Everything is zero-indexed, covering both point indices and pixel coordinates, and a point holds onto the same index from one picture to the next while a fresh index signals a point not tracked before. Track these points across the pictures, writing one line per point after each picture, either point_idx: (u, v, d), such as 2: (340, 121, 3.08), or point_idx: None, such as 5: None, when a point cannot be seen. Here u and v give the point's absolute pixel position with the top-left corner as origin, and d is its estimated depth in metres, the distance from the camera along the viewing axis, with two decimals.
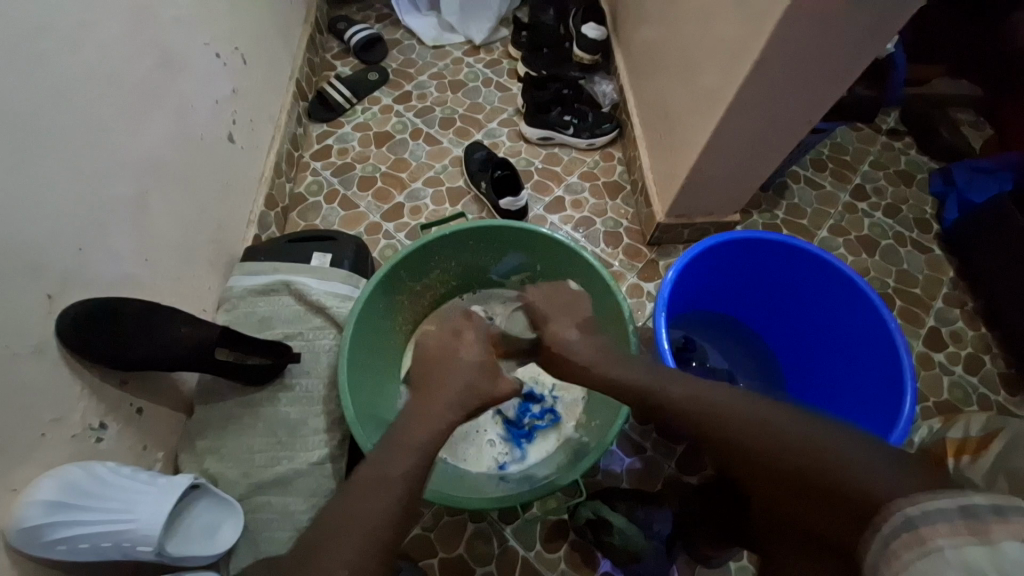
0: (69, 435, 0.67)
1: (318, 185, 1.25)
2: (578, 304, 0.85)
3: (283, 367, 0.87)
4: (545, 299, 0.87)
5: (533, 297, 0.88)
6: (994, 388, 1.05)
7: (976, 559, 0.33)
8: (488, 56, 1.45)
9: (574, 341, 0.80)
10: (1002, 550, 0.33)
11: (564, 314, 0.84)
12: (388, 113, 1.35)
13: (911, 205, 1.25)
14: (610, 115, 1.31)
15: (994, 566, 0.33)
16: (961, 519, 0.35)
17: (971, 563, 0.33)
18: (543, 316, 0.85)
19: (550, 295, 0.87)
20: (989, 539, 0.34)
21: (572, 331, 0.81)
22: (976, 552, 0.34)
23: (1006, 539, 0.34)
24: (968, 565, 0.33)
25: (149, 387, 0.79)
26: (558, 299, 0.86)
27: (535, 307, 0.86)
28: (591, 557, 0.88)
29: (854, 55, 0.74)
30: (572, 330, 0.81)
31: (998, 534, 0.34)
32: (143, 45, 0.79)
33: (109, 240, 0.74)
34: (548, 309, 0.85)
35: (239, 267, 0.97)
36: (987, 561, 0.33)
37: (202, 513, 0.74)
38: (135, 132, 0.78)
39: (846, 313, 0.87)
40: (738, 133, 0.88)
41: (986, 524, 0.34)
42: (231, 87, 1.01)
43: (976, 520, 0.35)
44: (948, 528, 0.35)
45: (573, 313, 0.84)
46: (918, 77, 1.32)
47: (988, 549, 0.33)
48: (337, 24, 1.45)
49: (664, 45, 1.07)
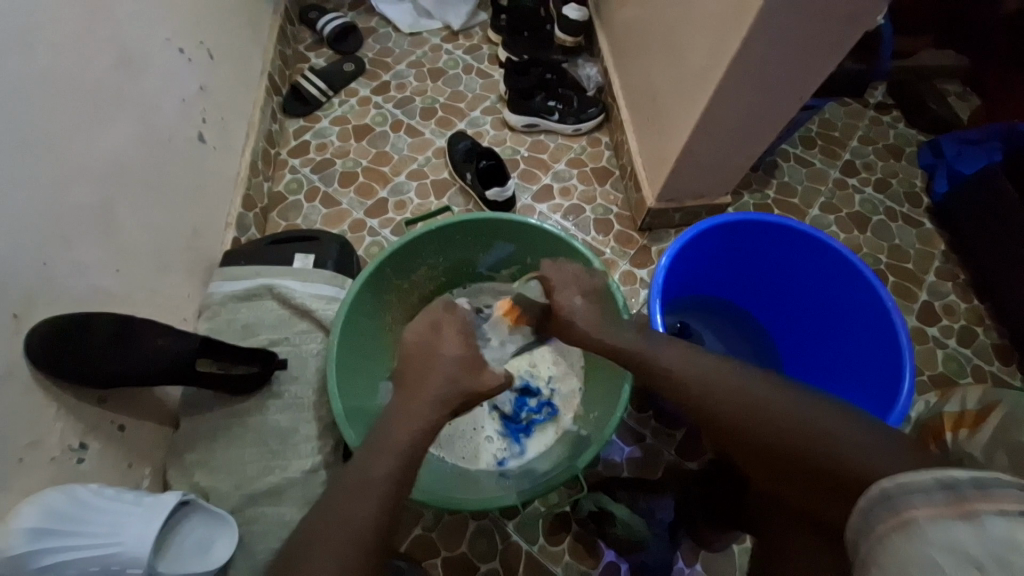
0: (47, 458, 0.64)
1: (298, 183, 1.21)
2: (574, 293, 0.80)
3: (271, 375, 0.85)
4: (558, 268, 0.78)
5: (548, 266, 0.79)
6: (988, 359, 1.06)
7: (960, 539, 0.32)
8: (467, 42, 1.41)
9: (581, 307, 0.74)
10: (986, 528, 0.32)
11: (573, 282, 0.77)
12: (366, 105, 1.31)
13: (900, 178, 1.24)
14: (595, 99, 1.28)
15: (984, 550, 0.31)
16: (942, 497, 0.34)
17: (956, 544, 0.32)
18: (554, 285, 0.78)
19: (563, 264, 0.78)
20: (971, 515, 0.32)
21: (581, 301, 0.74)
22: (959, 530, 0.32)
23: (989, 515, 0.32)
24: (953, 548, 0.32)
25: (130, 402, 0.77)
26: (573, 269, 0.78)
27: (546, 276, 0.79)
28: (594, 549, 0.87)
29: (845, 27, 0.72)
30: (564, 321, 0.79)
31: (982, 510, 0.32)
32: (100, 41, 0.75)
33: (76, 251, 0.70)
34: (560, 278, 0.77)
35: (218, 272, 0.94)
36: (972, 540, 0.32)
37: (195, 528, 0.72)
38: (97, 136, 0.74)
39: (842, 292, 0.86)
40: (727, 113, 0.86)
41: (969, 500, 0.33)
42: (198, 85, 0.96)
43: (957, 495, 0.33)
44: (928, 507, 0.34)
45: (590, 283, 0.78)
46: (904, 50, 1.30)
47: (974, 528, 0.32)
48: (309, 14, 1.39)
49: (648, 24, 1.04)
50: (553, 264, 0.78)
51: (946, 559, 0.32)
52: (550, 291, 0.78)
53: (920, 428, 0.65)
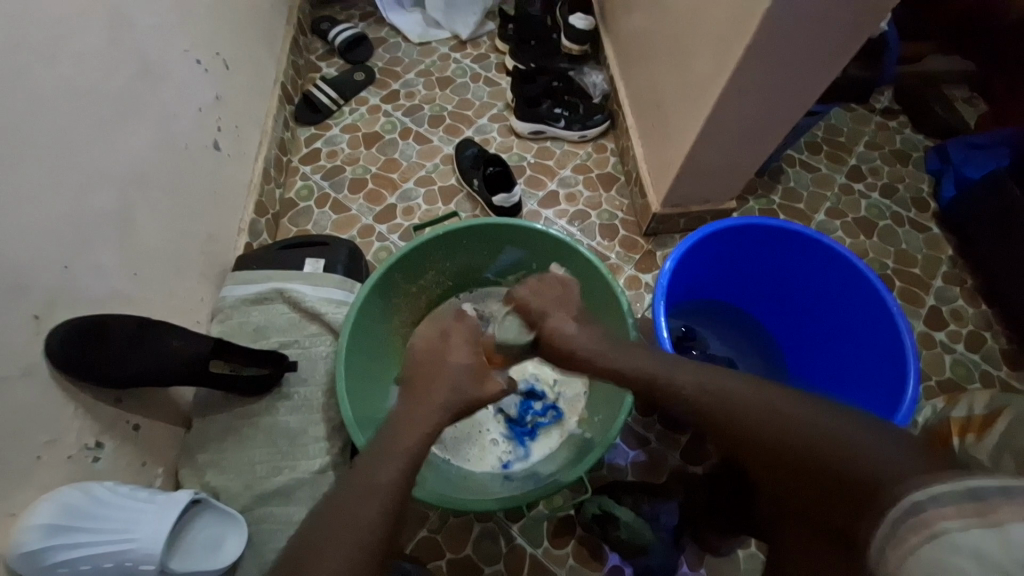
0: (65, 456, 0.66)
1: (308, 189, 1.23)
2: (581, 295, 0.81)
3: (281, 376, 0.87)
4: (538, 296, 0.80)
5: (525, 296, 0.81)
6: (997, 365, 1.05)
7: (987, 548, 0.31)
8: (475, 51, 1.43)
9: (574, 336, 0.75)
10: (1010, 534, 0.31)
11: (559, 307, 0.79)
12: (376, 113, 1.33)
13: (907, 183, 1.24)
14: (601, 106, 1.29)
15: (1007, 556, 0.31)
16: (969, 505, 0.33)
17: (981, 550, 0.31)
18: (539, 314, 0.79)
19: (540, 290, 0.81)
20: (997, 523, 0.32)
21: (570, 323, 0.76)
22: (985, 538, 0.32)
23: (1014, 522, 0.31)
24: (977, 554, 0.31)
25: (145, 403, 0.78)
26: (552, 294, 0.81)
27: (527, 306, 0.80)
28: (599, 553, 0.88)
29: (847, 34, 0.72)
30: (576, 319, 0.78)
31: (1007, 517, 0.32)
32: (121, 53, 0.78)
33: (96, 255, 0.72)
34: (543, 305, 0.79)
35: (231, 276, 0.96)
36: (997, 548, 0.31)
37: (205, 527, 0.74)
38: (116, 145, 0.76)
39: (847, 295, 0.86)
40: (730, 119, 0.87)
41: (993, 507, 0.32)
42: (214, 94, 0.99)
43: (983, 503, 0.32)
44: (956, 515, 0.33)
45: (570, 305, 0.80)
46: (911, 55, 1.31)
47: (996, 535, 0.31)
48: (321, 25, 1.43)
49: (653, 32, 1.06)
50: (534, 294, 0.81)
51: (971, 565, 0.31)
52: (538, 317, 0.79)
53: (926, 431, 0.65)
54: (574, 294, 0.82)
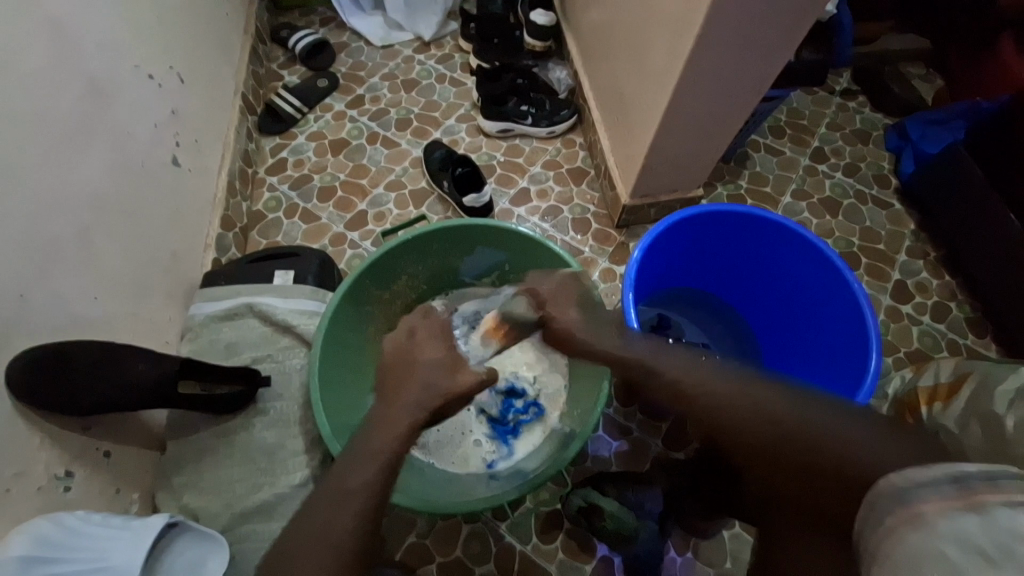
0: (34, 487, 0.64)
1: (276, 200, 1.21)
2: (565, 296, 0.80)
3: (255, 392, 0.86)
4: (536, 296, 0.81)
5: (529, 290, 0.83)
6: (963, 333, 1.08)
7: (968, 530, 0.31)
8: (439, 51, 1.42)
9: (574, 324, 0.75)
10: (996, 520, 0.31)
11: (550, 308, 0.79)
12: (341, 119, 1.32)
13: (869, 161, 1.27)
14: (567, 101, 1.30)
15: (990, 539, 0.31)
16: (952, 489, 0.33)
17: (964, 534, 0.32)
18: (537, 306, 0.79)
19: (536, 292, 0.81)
20: (981, 508, 0.32)
21: (564, 322, 0.75)
22: (969, 522, 0.32)
23: (999, 507, 0.32)
24: (961, 538, 0.31)
25: (114, 429, 0.77)
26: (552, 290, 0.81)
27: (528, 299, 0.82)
28: (587, 545, 0.89)
29: (795, 19, 0.74)
30: (562, 323, 0.75)
31: (990, 502, 0.32)
32: (66, 75, 0.75)
33: (52, 282, 0.70)
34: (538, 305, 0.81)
35: (199, 294, 0.95)
36: (979, 531, 0.31)
37: (185, 550, 0.71)
38: (70, 168, 0.74)
39: (813, 277, 0.88)
40: (689, 108, 0.88)
41: (978, 492, 0.33)
42: (169, 109, 0.97)
43: (967, 487, 0.33)
44: (939, 500, 0.33)
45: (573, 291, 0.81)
46: (867, 36, 1.34)
47: (981, 519, 0.32)
48: (281, 32, 1.41)
49: (611, 25, 1.06)
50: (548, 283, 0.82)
51: (954, 550, 0.31)
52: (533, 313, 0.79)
53: (898, 404, 0.68)
54: (563, 301, 0.80)
